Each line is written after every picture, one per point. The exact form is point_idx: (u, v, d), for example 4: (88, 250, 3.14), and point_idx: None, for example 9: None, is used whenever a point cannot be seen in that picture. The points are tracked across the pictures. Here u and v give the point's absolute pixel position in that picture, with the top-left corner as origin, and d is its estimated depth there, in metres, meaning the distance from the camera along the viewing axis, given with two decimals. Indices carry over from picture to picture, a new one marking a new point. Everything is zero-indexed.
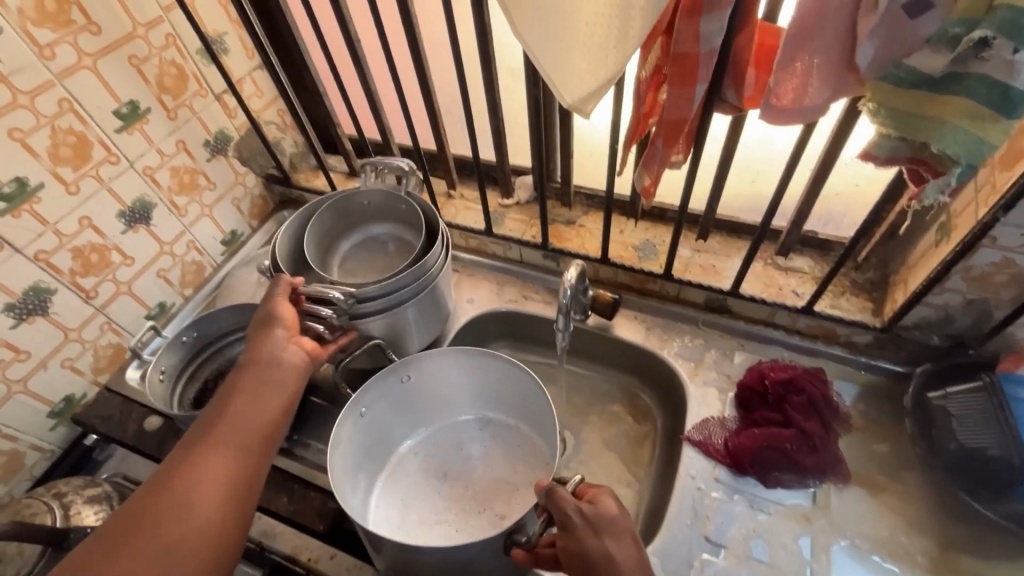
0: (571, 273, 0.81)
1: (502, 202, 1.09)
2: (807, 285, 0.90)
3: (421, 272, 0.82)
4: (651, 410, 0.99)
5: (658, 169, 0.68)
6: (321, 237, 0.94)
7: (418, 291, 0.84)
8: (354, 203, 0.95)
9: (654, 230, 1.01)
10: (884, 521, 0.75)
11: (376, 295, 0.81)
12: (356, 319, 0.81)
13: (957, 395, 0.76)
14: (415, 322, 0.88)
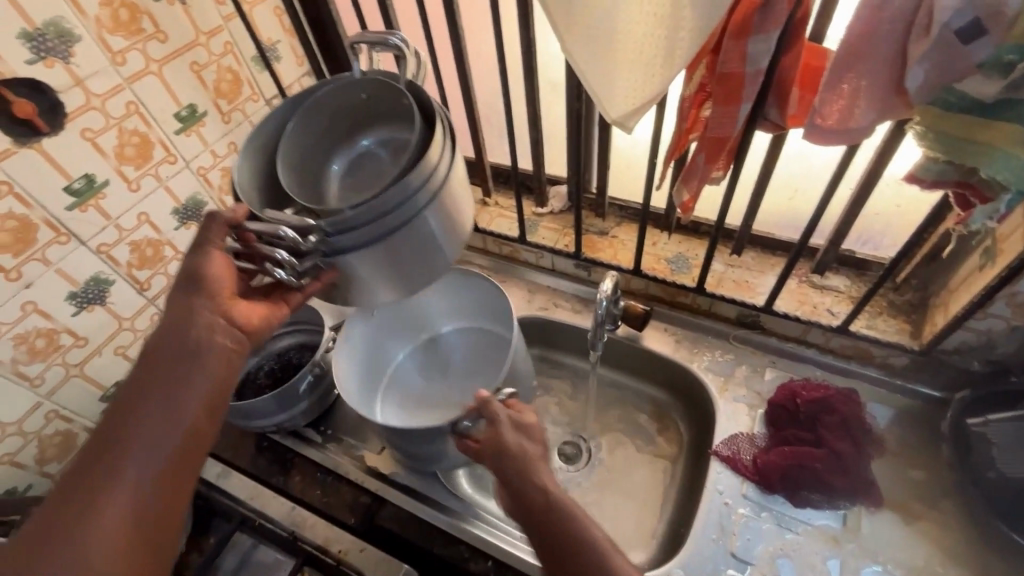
0: (607, 283, 0.83)
1: (536, 211, 1.11)
2: (842, 304, 0.90)
3: (414, 179, 0.53)
4: (677, 423, 0.99)
5: (699, 184, 0.69)
6: (293, 158, 0.63)
7: (415, 206, 0.54)
8: (328, 100, 0.63)
9: (686, 243, 1.02)
10: (918, 549, 0.74)
11: (354, 226, 0.54)
12: (334, 259, 0.56)
13: (999, 422, 0.75)
14: (442, 239, 0.60)
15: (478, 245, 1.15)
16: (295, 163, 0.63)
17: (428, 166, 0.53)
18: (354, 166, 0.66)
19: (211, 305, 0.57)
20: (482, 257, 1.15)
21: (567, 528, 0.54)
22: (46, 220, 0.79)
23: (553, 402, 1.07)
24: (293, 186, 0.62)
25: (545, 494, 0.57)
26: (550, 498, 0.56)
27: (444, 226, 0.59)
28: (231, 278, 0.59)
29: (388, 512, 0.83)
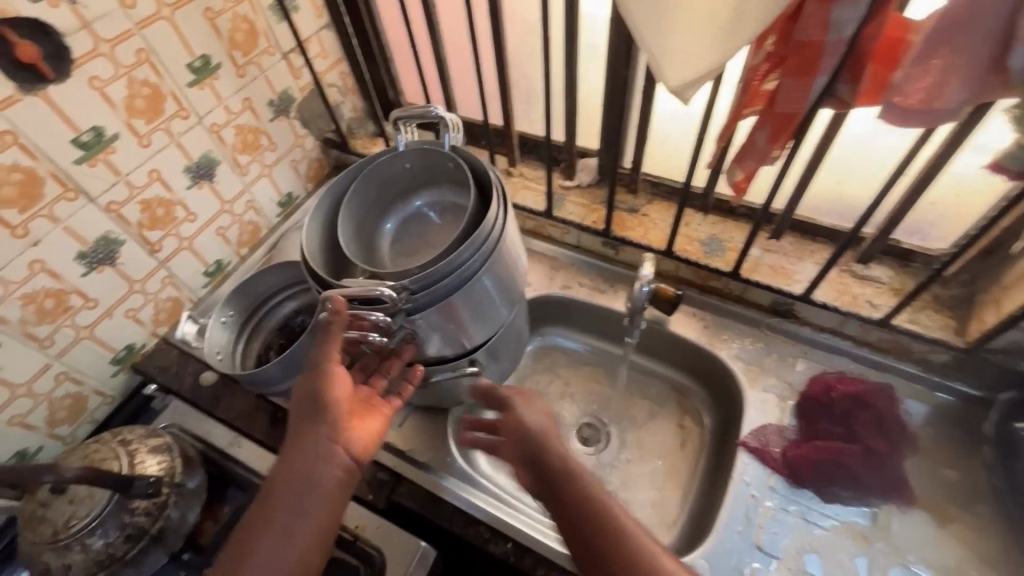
0: (648, 267, 0.78)
1: (564, 183, 1.06)
2: (884, 296, 0.86)
3: (477, 240, 0.64)
4: (700, 409, 0.97)
5: (758, 165, 0.64)
6: (354, 218, 0.75)
7: (477, 260, 0.65)
8: (383, 170, 0.76)
9: (721, 225, 0.97)
10: (948, 551, 0.72)
11: (432, 283, 0.64)
12: (415, 316, 0.65)
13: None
14: (494, 293, 0.71)
15: None
16: (353, 227, 0.75)
17: (487, 229, 0.65)
18: (407, 226, 0.80)
19: (333, 431, 0.63)
20: None
21: (582, 491, 0.61)
22: (52, 173, 0.74)
23: (572, 383, 1.04)
24: (353, 252, 0.74)
25: (562, 461, 0.64)
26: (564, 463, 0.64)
27: (499, 277, 0.70)
28: (348, 403, 0.65)
29: (406, 488, 0.81)
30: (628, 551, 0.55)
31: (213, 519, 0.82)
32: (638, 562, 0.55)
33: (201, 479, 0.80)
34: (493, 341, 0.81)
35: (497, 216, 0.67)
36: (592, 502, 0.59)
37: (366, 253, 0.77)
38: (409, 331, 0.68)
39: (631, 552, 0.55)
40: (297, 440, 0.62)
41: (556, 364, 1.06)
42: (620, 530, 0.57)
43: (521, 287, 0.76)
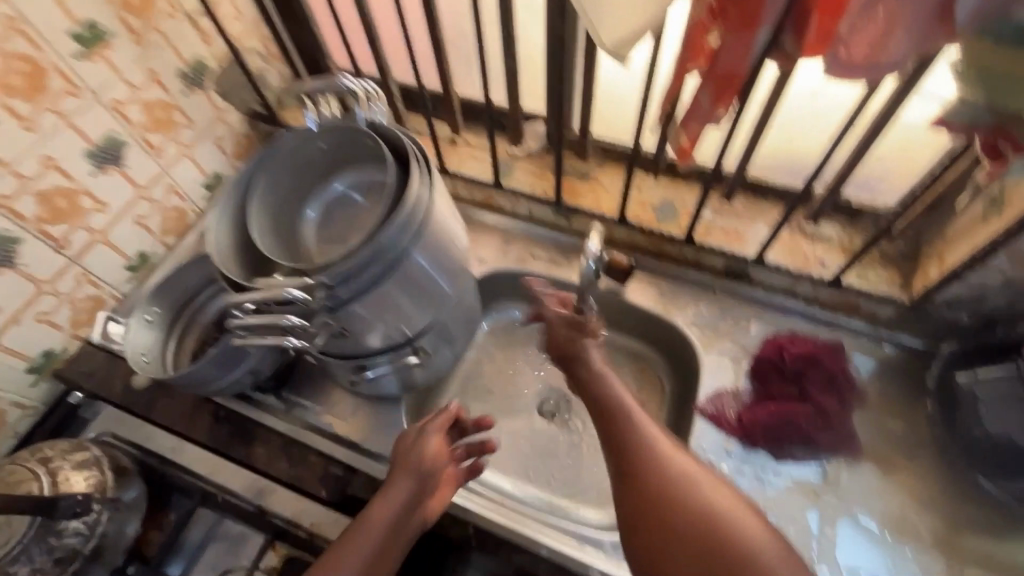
0: (595, 241, 0.75)
1: (511, 150, 1.01)
2: (834, 255, 0.86)
3: (399, 219, 0.60)
4: (661, 377, 0.96)
5: (702, 129, 0.61)
6: (269, 210, 0.70)
7: (404, 239, 0.61)
8: (292, 153, 0.70)
9: (675, 187, 0.94)
10: (894, 500, 0.75)
11: (350, 275, 0.60)
12: (341, 308, 0.62)
13: (987, 383, 0.72)
14: (430, 269, 0.68)
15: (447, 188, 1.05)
16: (268, 219, 0.70)
17: (410, 205, 0.61)
18: (330, 211, 0.73)
19: (417, 488, 0.67)
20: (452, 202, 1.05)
21: (615, 406, 0.66)
22: None
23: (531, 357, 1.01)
24: (270, 247, 0.68)
25: (612, 407, 0.66)
26: (613, 407, 0.66)
27: (432, 254, 0.66)
28: (444, 456, 0.71)
29: (360, 481, 0.79)
30: (679, 489, 0.57)
31: (158, 529, 0.78)
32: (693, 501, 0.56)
33: (141, 489, 0.76)
34: (438, 325, 0.78)
35: (420, 189, 0.62)
36: (642, 442, 0.62)
37: (287, 246, 0.71)
38: (336, 327, 0.65)
39: (685, 491, 0.57)
40: (390, 482, 0.67)
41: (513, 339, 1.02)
42: (664, 466, 0.59)
43: (459, 260, 0.73)
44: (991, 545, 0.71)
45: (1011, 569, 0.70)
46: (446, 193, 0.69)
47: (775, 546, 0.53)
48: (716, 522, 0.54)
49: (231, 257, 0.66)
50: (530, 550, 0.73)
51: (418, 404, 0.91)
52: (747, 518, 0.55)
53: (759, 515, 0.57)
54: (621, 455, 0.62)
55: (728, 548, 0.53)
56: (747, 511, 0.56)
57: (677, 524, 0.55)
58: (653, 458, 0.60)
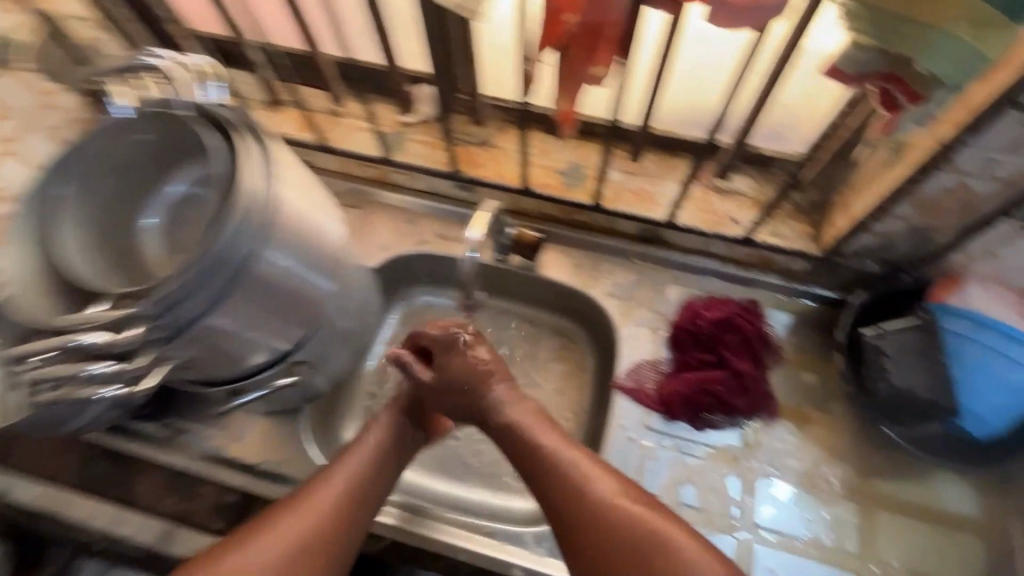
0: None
1: (402, 119, 0.91)
2: (746, 210, 0.83)
3: (236, 213, 0.52)
4: (588, 356, 0.89)
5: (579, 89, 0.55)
6: (90, 224, 0.58)
7: (249, 238, 0.53)
8: (104, 154, 0.57)
9: (581, 148, 0.87)
10: (811, 455, 0.75)
11: (184, 297, 0.51)
12: (180, 339, 0.53)
13: (895, 332, 0.69)
14: (297, 270, 0.59)
15: (337, 167, 0.94)
16: (86, 235, 0.58)
17: (251, 198, 0.53)
18: (173, 217, 0.62)
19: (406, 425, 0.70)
20: (344, 182, 0.93)
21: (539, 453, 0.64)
22: None
23: None
24: (95, 271, 0.57)
25: (527, 446, 0.65)
26: (527, 439, 0.65)
27: (296, 253, 0.58)
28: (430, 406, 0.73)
29: (261, 507, 0.72)
30: (606, 521, 0.57)
31: None
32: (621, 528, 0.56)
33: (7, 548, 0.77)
34: (326, 332, 0.69)
35: (262, 179, 0.54)
36: (562, 476, 0.61)
37: (119, 264, 0.60)
38: (181, 359, 0.56)
39: (609, 520, 0.57)
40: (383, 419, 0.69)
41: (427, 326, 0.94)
42: (584, 497, 0.59)
43: (337, 256, 0.65)
44: (901, 488, 0.72)
45: (920, 509, 0.71)
46: (305, 181, 0.61)
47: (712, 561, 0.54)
48: (651, 547, 0.54)
49: (44, 286, 0.55)
50: (449, 555, 0.69)
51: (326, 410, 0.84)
52: (680, 536, 0.55)
53: (688, 530, 0.57)
54: (545, 490, 0.61)
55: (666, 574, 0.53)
56: (682, 531, 0.56)
57: (610, 554, 0.55)
58: (574, 490, 0.60)
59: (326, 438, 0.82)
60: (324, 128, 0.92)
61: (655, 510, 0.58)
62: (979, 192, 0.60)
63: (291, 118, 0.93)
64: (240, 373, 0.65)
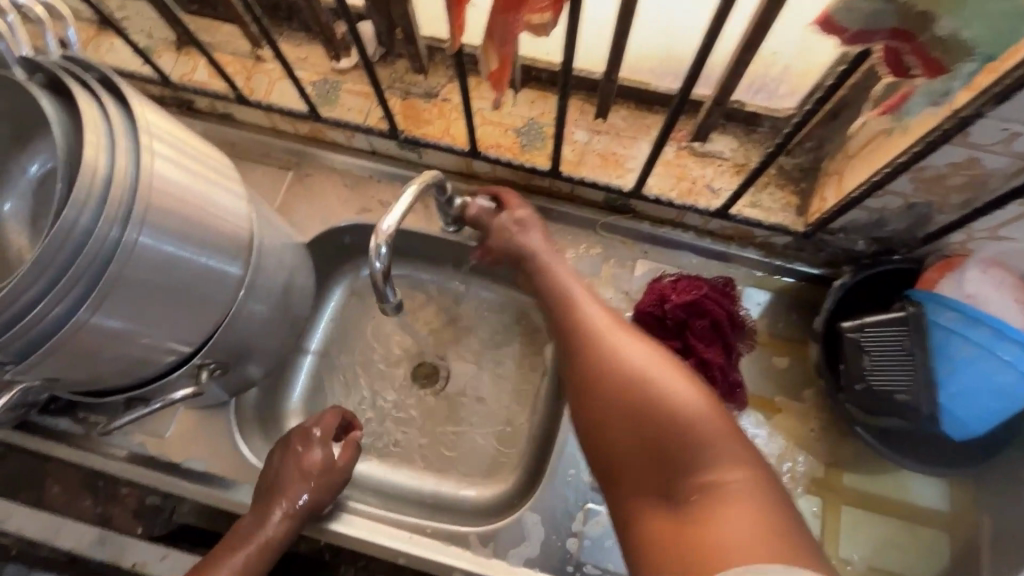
0: (393, 215, 0.50)
1: (334, 66, 0.78)
2: (726, 177, 0.73)
3: (83, 196, 0.40)
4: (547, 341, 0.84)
5: (505, 48, 0.43)
6: None
7: (107, 224, 0.41)
8: None
9: (541, 103, 0.75)
10: (777, 447, 0.70)
11: (22, 313, 0.40)
12: (29, 359, 0.41)
13: (878, 328, 0.61)
14: (187, 253, 0.48)
15: (265, 123, 0.82)
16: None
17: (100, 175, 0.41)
18: (41, 197, 0.52)
19: (289, 504, 0.60)
20: (273, 140, 0.83)
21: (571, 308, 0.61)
22: None
23: (395, 320, 0.86)
24: None
25: (563, 301, 0.62)
26: (564, 300, 0.62)
27: (179, 234, 0.46)
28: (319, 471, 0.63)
29: (189, 507, 0.68)
30: (614, 366, 0.54)
31: None
32: (625, 372, 0.53)
33: None
34: (242, 330, 0.60)
35: (117, 151, 0.42)
36: (586, 332, 0.58)
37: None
38: (44, 382, 0.46)
39: (619, 370, 0.53)
40: (273, 485, 0.62)
41: (374, 301, 0.87)
42: (603, 345, 0.56)
43: (242, 234, 0.54)
44: (870, 482, 0.68)
45: (886, 503, 0.67)
46: (186, 148, 0.49)
47: (716, 419, 0.48)
48: (648, 387, 0.51)
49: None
50: (387, 558, 0.65)
51: (263, 397, 0.78)
52: (684, 383, 0.50)
53: (700, 386, 0.51)
54: (571, 338, 0.59)
55: (663, 424, 0.48)
56: (692, 384, 0.51)
57: (609, 392, 0.53)
58: (598, 338, 0.57)
59: (262, 428, 0.76)
60: (244, 76, 0.79)
61: (670, 364, 0.53)
62: (991, 168, 0.51)
63: (204, 64, 0.79)
64: (140, 379, 0.55)
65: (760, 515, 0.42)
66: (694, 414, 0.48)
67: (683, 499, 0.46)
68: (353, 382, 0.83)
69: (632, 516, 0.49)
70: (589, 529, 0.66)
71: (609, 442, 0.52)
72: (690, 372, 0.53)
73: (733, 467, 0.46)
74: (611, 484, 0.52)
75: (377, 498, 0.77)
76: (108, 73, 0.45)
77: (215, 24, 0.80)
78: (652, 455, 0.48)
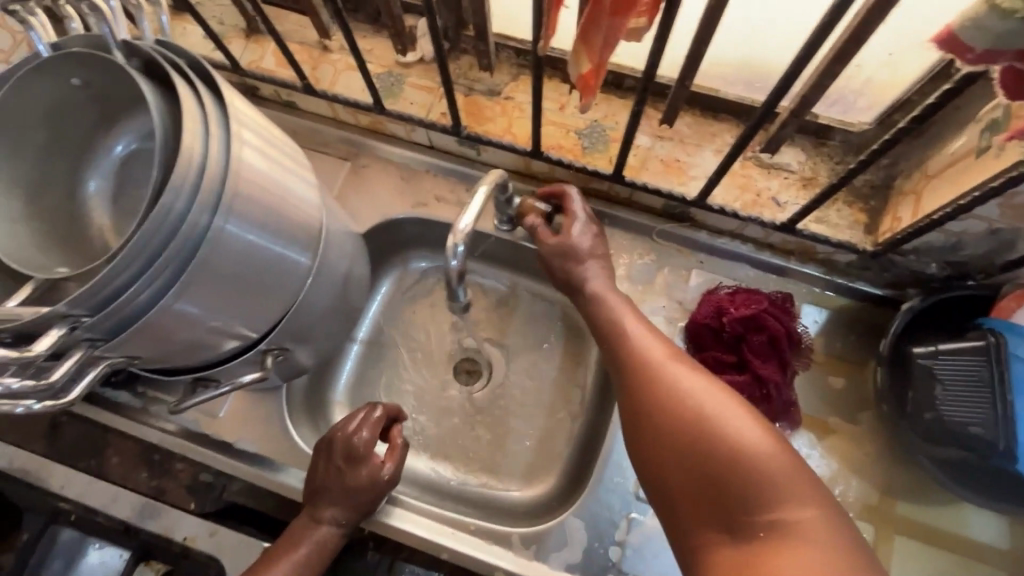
0: (469, 216, 0.54)
1: (398, 59, 0.79)
2: (791, 190, 0.71)
3: (179, 182, 0.41)
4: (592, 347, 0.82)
5: (603, 53, 0.42)
6: (21, 190, 0.49)
7: (199, 211, 0.42)
8: (31, 101, 0.47)
9: (605, 105, 0.75)
10: (830, 469, 0.68)
11: (115, 294, 0.41)
12: (116, 339, 0.42)
13: (954, 357, 0.59)
14: (264, 243, 0.49)
15: (327, 113, 0.83)
16: (17, 205, 0.48)
17: (194, 162, 0.42)
18: (126, 178, 0.54)
19: (342, 514, 0.61)
20: (333, 129, 0.84)
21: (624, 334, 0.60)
22: None
23: (440, 315, 0.87)
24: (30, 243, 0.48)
25: (614, 330, 0.62)
26: (619, 328, 0.61)
27: (261, 223, 0.47)
28: (369, 482, 0.62)
29: (239, 486, 0.70)
30: (669, 399, 0.52)
31: (12, 549, 0.68)
32: (680, 407, 0.51)
33: None
34: (303, 319, 0.60)
35: (210, 139, 0.43)
36: (637, 364, 0.57)
37: (63, 243, 0.51)
38: (126, 359, 0.47)
39: (677, 403, 0.52)
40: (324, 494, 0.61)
41: (421, 294, 0.87)
42: (656, 378, 0.54)
43: (314, 225, 0.55)
44: (927, 514, 0.66)
45: (944, 537, 0.65)
46: (270, 137, 0.50)
47: (779, 456, 0.46)
48: (705, 423, 0.49)
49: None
50: (432, 553, 0.66)
51: (311, 384, 0.79)
52: (744, 418, 0.48)
53: (762, 420, 0.49)
54: (622, 371, 0.58)
55: (721, 462, 0.47)
56: (751, 418, 0.48)
57: (664, 426, 0.51)
58: (651, 370, 0.55)
59: (308, 414, 0.78)
60: (310, 65, 0.80)
61: (726, 395, 0.51)
62: None
63: (273, 52, 0.81)
64: (207, 361, 0.56)
65: (829, 558, 0.41)
66: (755, 450, 0.46)
67: (748, 537, 0.45)
68: (397, 374, 0.84)
69: (696, 550, 0.48)
70: (632, 539, 0.66)
71: (664, 476, 0.51)
72: (747, 403, 0.50)
73: (803, 506, 0.44)
74: (670, 516, 0.51)
75: (417, 490, 0.77)
76: (201, 60, 0.46)
77: (284, 13, 0.82)
78: (711, 491, 0.47)
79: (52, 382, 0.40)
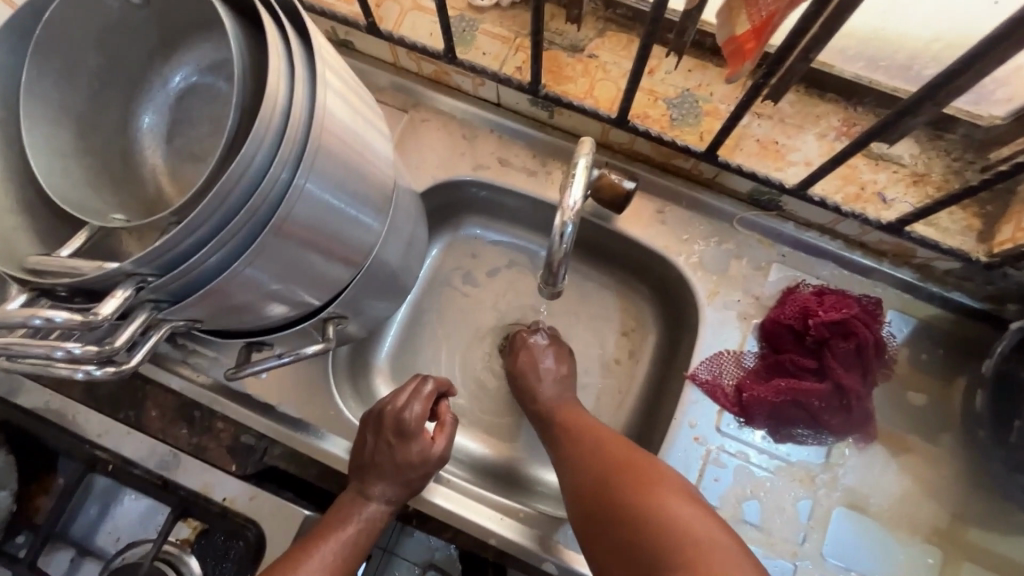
0: (577, 189, 0.51)
1: (473, 3, 0.71)
2: (899, 186, 0.65)
3: (262, 137, 0.36)
4: (635, 350, 0.78)
5: (787, 7, 0.41)
6: (71, 121, 0.43)
7: (281, 170, 0.37)
8: (84, 18, 0.41)
9: (699, 73, 0.68)
10: (901, 487, 0.64)
11: (182, 258, 0.36)
12: (178, 305, 0.38)
13: None
14: (340, 208, 0.43)
15: (386, 58, 0.75)
16: (67, 138, 0.43)
17: (279, 111, 0.37)
18: (183, 115, 0.48)
19: (392, 491, 0.59)
20: (391, 76, 0.76)
21: (579, 422, 0.64)
22: None
23: (488, 286, 0.82)
24: (79, 184, 0.43)
25: (557, 422, 0.66)
26: (564, 425, 0.65)
27: (340, 185, 0.42)
28: (418, 463, 0.59)
29: (280, 450, 0.68)
30: (609, 478, 0.55)
31: (47, 493, 0.66)
32: (616, 482, 0.54)
33: None
34: (362, 287, 0.56)
35: (297, 88, 0.38)
36: (589, 440, 0.61)
37: (116, 185, 0.46)
38: (187, 323, 0.43)
39: (616, 479, 0.55)
40: (373, 470, 0.58)
41: (473, 263, 0.82)
42: (600, 458, 0.58)
43: (389, 188, 0.49)
44: (998, 541, 0.62)
45: (1012, 566, 0.62)
46: (354, 86, 0.44)
47: (707, 532, 0.48)
48: (639, 493, 0.52)
49: (12, 201, 0.40)
50: (478, 536, 0.63)
51: (354, 349, 0.75)
52: (680, 499, 0.51)
53: (694, 501, 0.51)
54: (570, 452, 0.62)
55: (654, 532, 0.48)
56: (684, 499, 0.51)
57: (603, 502, 0.54)
58: (597, 450, 0.59)
59: (351, 380, 0.74)
60: (374, 2, 0.72)
61: (662, 476, 0.54)
62: None
63: None
64: (262, 327, 0.52)
65: None
66: (688, 522, 0.49)
67: None
68: (441, 345, 0.80)
69: None
70: None
71: (599, 541, 0.53)
72: (684, 488, 0.53)
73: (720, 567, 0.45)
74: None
75: (456, 466, 0.74)
76: None
77: None
78: (635, 552, 0.49)
79: (116, 347, 0.36)
